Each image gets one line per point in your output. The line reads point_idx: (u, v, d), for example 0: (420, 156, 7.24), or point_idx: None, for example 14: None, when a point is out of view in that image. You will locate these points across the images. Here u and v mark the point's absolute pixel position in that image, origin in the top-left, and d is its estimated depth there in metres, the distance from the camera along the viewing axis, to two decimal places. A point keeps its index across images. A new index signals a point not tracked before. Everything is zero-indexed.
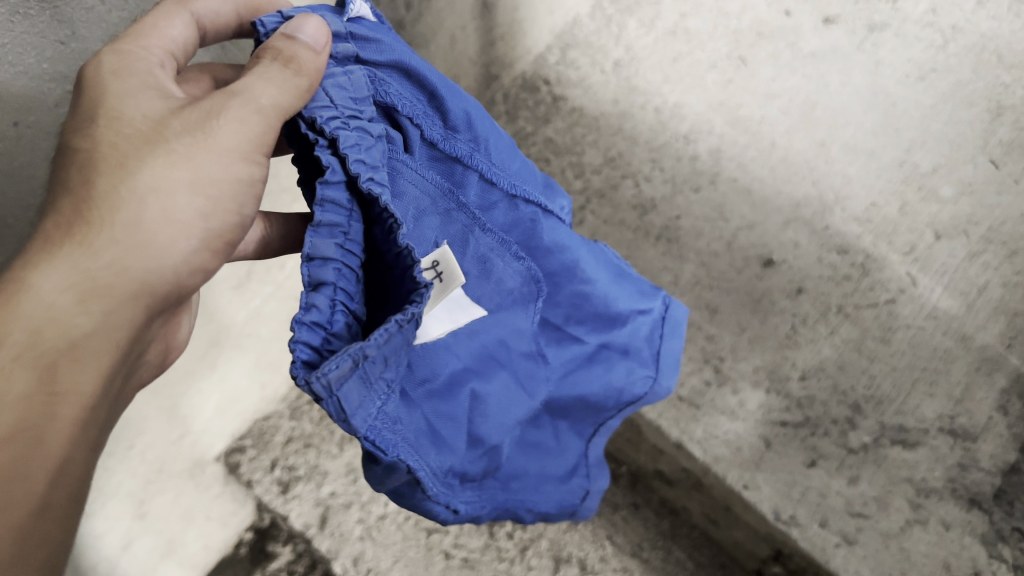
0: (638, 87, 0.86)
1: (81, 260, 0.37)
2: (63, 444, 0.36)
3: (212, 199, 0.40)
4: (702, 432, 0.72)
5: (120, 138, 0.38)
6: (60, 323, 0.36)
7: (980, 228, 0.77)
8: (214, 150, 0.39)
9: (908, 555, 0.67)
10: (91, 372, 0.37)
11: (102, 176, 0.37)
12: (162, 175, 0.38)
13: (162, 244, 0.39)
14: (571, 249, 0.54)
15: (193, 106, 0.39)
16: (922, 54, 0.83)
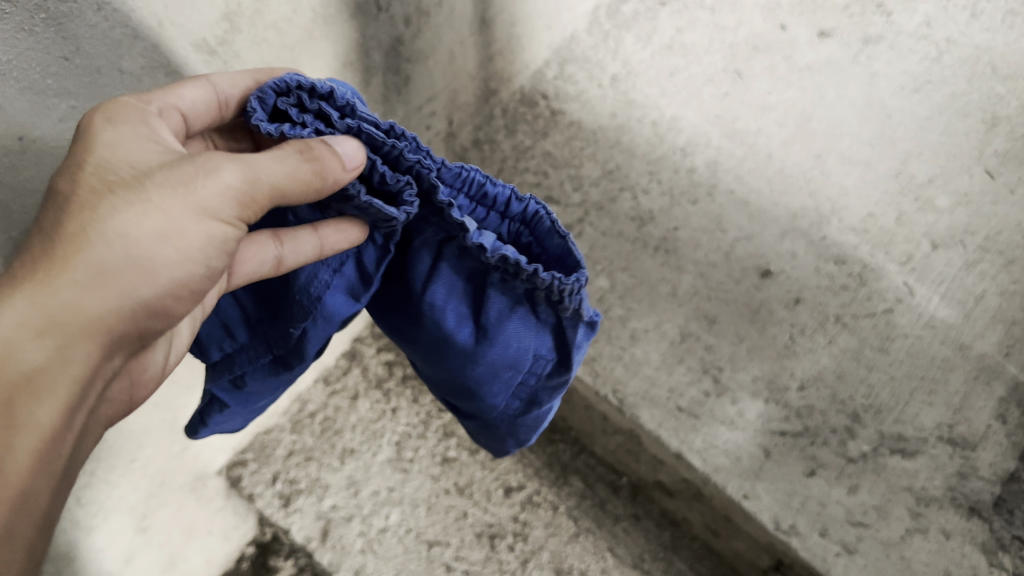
0: (635, 101, 0.86)
1: (42, 297, 0.36)
2: (21, 476, 0.35)
3: (181, 252, 0.39)
4: (701, 443, 0.71)
5: (99, 184, 0.38)
6: (15, 357, 0.35)
7: (977, 238, 0.78)
8: (190, 206, 0.38)
9: (908, 564, 0.66)
10: (49, 405, 0.36)
11: (71, 219, 0.37)
12: (130, 223, 0.37)
13: (127, 289, 0.38)
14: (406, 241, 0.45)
15: (182, 161, 0.38)
16: (916, 67, 0.86)
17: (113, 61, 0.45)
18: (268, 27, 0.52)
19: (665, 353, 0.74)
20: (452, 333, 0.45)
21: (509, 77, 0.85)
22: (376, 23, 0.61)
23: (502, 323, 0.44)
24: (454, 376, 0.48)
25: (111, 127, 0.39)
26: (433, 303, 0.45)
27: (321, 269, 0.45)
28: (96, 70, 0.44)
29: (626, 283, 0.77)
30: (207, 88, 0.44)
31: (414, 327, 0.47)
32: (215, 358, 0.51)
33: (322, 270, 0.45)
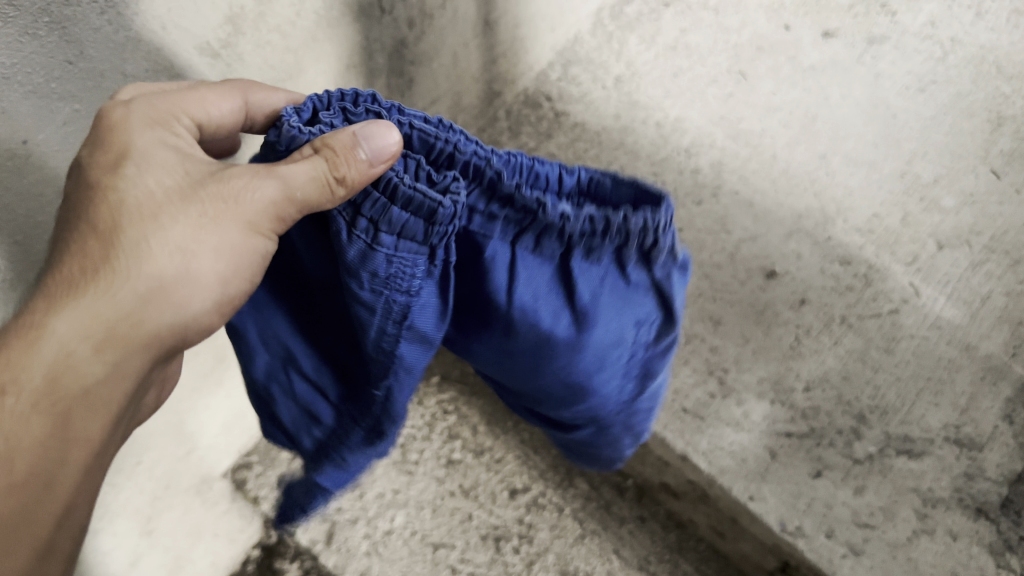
0: (639, 102, 0.86)
1: (102, 309, 0.39)
2: (70, 486, 0.39)
3: (234, 266, 0.40)
4: (707, 444, 0.71)
5: (154, 191, 0.40)
6: (76, 371, 0.39)
7: (983, 238, 0.78)
8: (240, 221, 0.39)
9: (915, 565, 0.66)
10: (102, 418, 0.40)
11: (131, 227, 0.39)
12: (190, 235, 0.39)
13: (179, 302, 0.40)
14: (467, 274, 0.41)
15: (229, 174, 0.40)
16: (921, 67, 0.86)
17: (116, 64, 0.45)
18: (273, 30, 0.52)
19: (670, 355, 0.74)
20: (550, 332, 0.39)
21: (512, 79, 0.85)
22: (380, 25, 0.61)
23: (601, 303, 0.38)
24: (560, 386, 0.42)
25: (153, 136, 0.40)
26: (523, 306, 0.39)
27: (387, 323, 0.40)
28: (99, 73, 0.44)
29: None
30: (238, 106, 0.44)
31: (509, 350, 0.42)
32: (308, 443, 0.52)
33: (387, 325, 0.40)
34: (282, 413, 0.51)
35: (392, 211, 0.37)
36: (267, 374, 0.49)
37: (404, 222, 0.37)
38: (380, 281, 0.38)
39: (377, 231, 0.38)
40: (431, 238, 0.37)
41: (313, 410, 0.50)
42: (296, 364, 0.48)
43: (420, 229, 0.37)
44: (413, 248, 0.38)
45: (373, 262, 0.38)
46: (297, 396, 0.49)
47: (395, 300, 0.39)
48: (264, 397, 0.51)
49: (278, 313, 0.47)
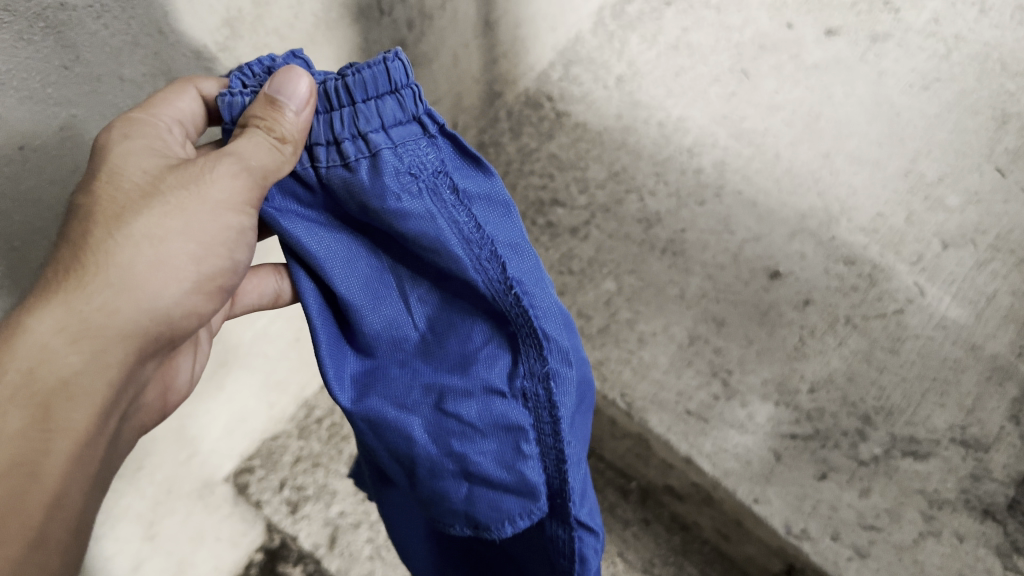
0: (641, 102, 0.86)
1: (74, 304, 0.39)
2: (57, 476, 0.38)
3: (203, 245, 0.42)
4: (711, 446, 0.70)
5: (119, 192, 0.40)
6: (54, 362, 0.38)
7: (989, 237, 0.77)
8: (203, 202, 0.41)
9: (922, 567, 0.65)
10: (84, 408, 0.39)
11: (98, 228, 0.40)
12: (157, 225, 0.40)
13: (155, 287, 0.41)
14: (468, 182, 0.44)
15: (186, 163, 0.41)
16: (924, 64, 0.85)
17: (113, 69, 0.44)
18: (271, 34, 0.52)
19: (674, 356, 0.74)
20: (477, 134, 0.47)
21: (514, 80, 0.84)
22: (379, 27, 0.60)
23: None
24: None
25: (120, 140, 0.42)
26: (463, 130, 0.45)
27: (455, 215, 0.42)
28: (96, 78, 0.44)
29: (633, 285, 0.77)
30: (197, 97, 0.44)
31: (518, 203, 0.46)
32: (537, 474, 0.44)
33: (454, 213, 0.42)
34: (492, 471, 0.44)
35: (361, 104, 0.41)
36: (434, 437, 0.44)
37: (376, 106, 0.41)
38: (409, 174, 0.41)
39: (363, 132, 0.41)
40: (407, 106, 0.42)
41: (506, 422, 0.43)
42: (442, 387, 0.44)
43: (393, 103, 0.41)
44: (403, 127, 0.42)
45: (389, 160, 0.41)
46: (482, 424, 0.44)
47: (433, 186, 0.42)
48: (460, 471, 0.44)
49: (384, 364, 0.46)
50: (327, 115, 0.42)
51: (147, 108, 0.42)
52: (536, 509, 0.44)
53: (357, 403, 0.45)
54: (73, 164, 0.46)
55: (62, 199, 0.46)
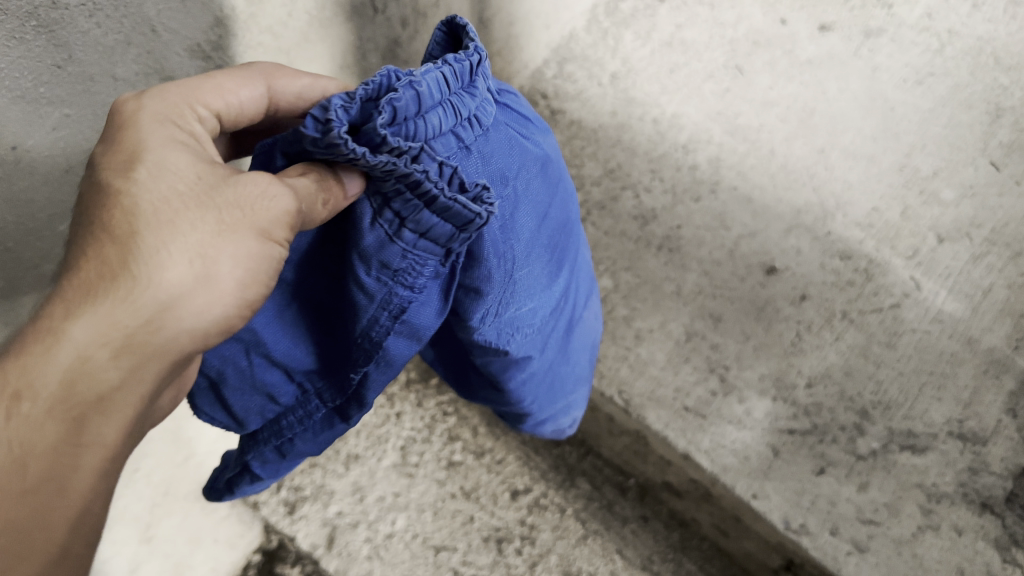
0: (635, 98, 0.85)
1: (119, 317, 0.34)
2: (84, 491, 0.35)
3: (255, 275, 0.36)
4: (709, 443, 0.71)
5: (172, 190, 0.35)
6: (91, 379, 0.34)
7: (983, 231, 0.77)
8: (257, 229, 0.36)
9: (920, 561, 0.67)
10: (117, 424, 0.35)
11: (148, 231, 0.34)
12: (212, 243, 0.35)
13: (201, 308, 0.36)
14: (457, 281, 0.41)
15: (247, 173, 0.36)
16: (918, 59, 0.84)
17: (107, 68, 0.44)
18: (264, 31, 0.52)
19: (671, 353, 0.74)
20: (532, 250, 0.44)
21: (507, 77, 0.84)
22: (373, 25, 0.60)
23: (544, 220, 0.45)
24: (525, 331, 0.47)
25: (164, 130, 0.36)
26: (516, 255, 0.42)
27: (382, 316, 0.40)
28: (89, 77, 0.43)
29: (630, 282, 0.77)
30: (265, 94, 0.42)
31: (499, 326, 0.44)
32: (256, 426, 0.48)
33: (382, 317, 0.40)
34: (231, 404, 0.47)
35: (425, 211, 0.36)
36: (221, 354, 0.44)
37: (430, 223, 0.36)
38: (389, 270, 0.38)
39: (403, 220, 0.37)
40: (452, 242, 0.37)
41: (272, 392, 0.46)
42: (261, 342, 0.44)
43: (446, 233, 0.37)
44: (430, 246, 0.37)
45: (390, 252, 0.37)
46: (256, 381, 0.45)
47: (396, 291, 0.39)
48: (212, 382, 0.46)
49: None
50: (401, 189, 0.36)
51: (189, 90, 0.38)
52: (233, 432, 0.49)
53: None
54: (67, 164, 0.46)
55: (55, 198, 0.47)
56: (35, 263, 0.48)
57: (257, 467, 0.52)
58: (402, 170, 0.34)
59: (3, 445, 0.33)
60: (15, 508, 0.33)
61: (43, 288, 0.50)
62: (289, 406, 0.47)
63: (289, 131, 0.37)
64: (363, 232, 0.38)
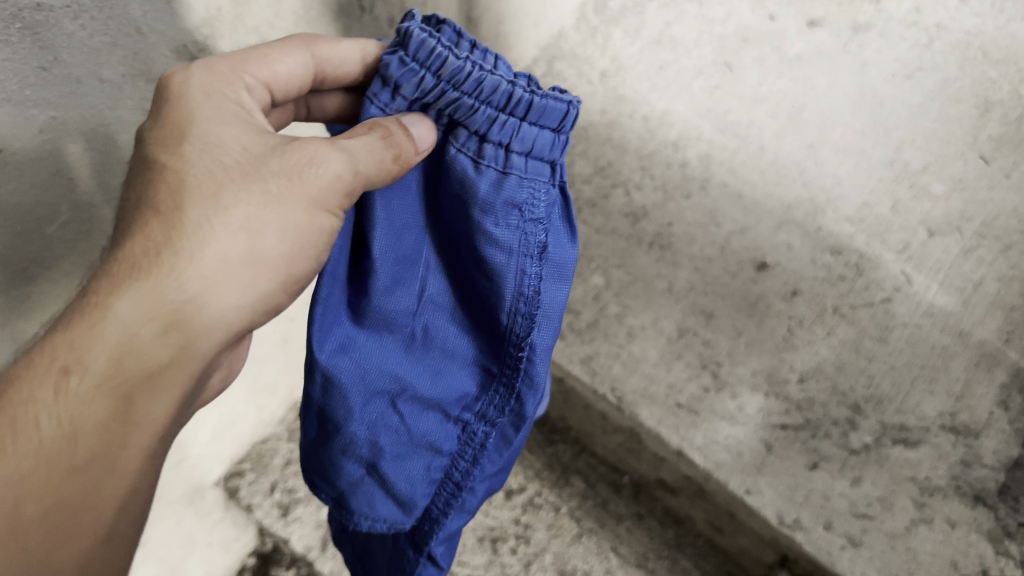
0: (625, 96, 0.84)
1: (166, 291, 0.40)
2: (132, 471, 0.41)
3: (297, 246, 0.44)
4: (702, 439, 0.72)
5: (215, 169, 0.42)
6: (139, 353, 0.40)
7: (973, 224, 0.77)
8: (306, 198, 0.43)
9: (914, 554, 0.67)
10: (163, 402, 0.41)
11: (193, 208, 0.41)
12: (254, 214, 0.42)
13: (243, 284, 0.43)
14: (556, 232, 0.49)
15: (289, 151, 0.44)
16: (907, 54, 0.83)
17: (92, 70, 0.44)
18: (251, 32, 0.52)
19: (663, 350, 0.75)
20: None
21: None
22: (361, 25, 0.60)
23: None
24: None
25: (207, 109, 0.44)
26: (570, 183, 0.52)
27: (527, 265, 0.48)
28: (75, 79, 0.43)
29: (621, 279, 0.78)
30: (309, 60, 0.49)
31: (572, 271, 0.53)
32: (422, 501, 0.54)
33: (528, 264, 0.47)
34: (398, 482, 0.52)
35: (524, 125, 0.46)
36: (371, 426, 0.50)
37: (534, 135, 0.46)
38: (517, 209, 0.47)
39: (510, 147, 0.46)
40: (551, 150, 0.47)
41: (434, 443, 0.53)
42: (406, 388, 0.50)
43: (547, 141, 0.47)
44: (536, 164, 0.47)
45: (508, 185, 0.46)
46: (416, 434, 0.51)
47: (528, 231, 0.47)
48: (369, 459, 0.51)
49: (366, 338, 0.49)
50: (495, 113, 0.45)
51: (239, 66, 0.46)
52: (404, 522, 0.54)
53: (330, 361, 0.47)
54: (55, 166, 0.46)
55: (43, 201, 0.46)
56: (23, 268, 0.48)
57: (439, 550, 0.58)
58: (494, 82, 0.44)
59: (54, 419, 0.38)
60: (66, 483, 0.38)
61: (33, 295, 0.50)
62: (453, 453, 0.54)
63: (377, 88, 0.46)
64: (482, 188, 0.46)
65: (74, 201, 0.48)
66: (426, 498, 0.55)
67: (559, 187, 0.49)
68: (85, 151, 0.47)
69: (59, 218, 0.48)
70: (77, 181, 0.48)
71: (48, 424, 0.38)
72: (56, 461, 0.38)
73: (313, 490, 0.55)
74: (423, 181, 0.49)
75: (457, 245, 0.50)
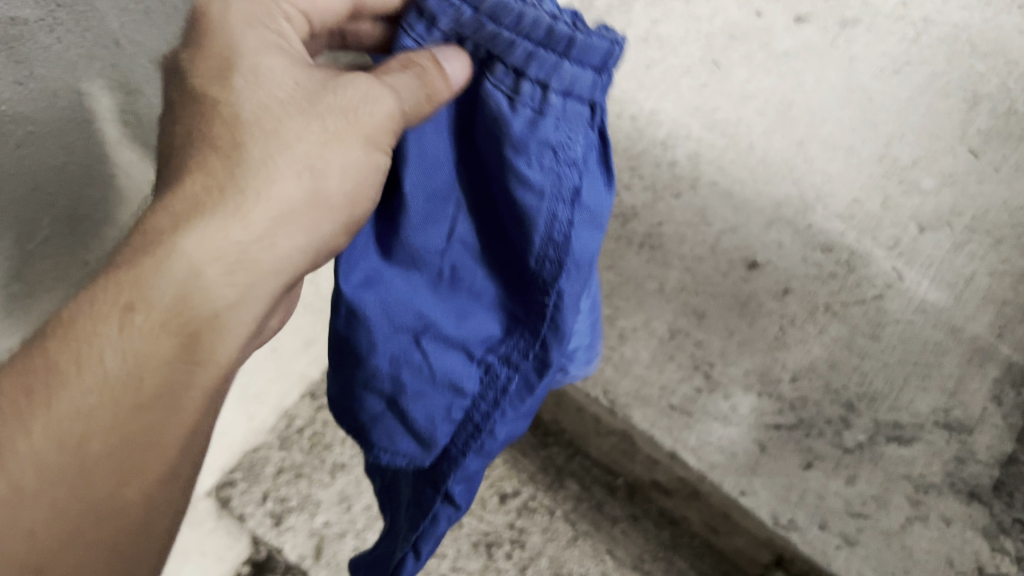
0: (613, 95, 0.81)
1: (233, 230, 0.40)
2: (196, 407, 0.39)
3: (357, 184, 0.44)
4: (695, 440, 0.73)
5: (269, 104, 0.42)
6: (206, 293, 0.39)
7: (964, 219, 0.75)
8: (362, 136, 0.43)
9: (910, 552, 0.69)
10: (231, 342, 0.40)
11: (254, 146, 0.41)
12: (315, 152, 0.42)
13: (307, 224, 0.43)
14: (593, 174, 0.46)
15: (339, 87, 0.44)
16: (895, 48, 0.81)
17: (71, 82, 0.43)
18: None
19: (655, 351, 0.76)
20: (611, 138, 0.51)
21: None
22: None
23: None
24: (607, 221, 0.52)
25: (253, 41, 0.43)
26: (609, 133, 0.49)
27: (559, 208, 0.45)
28: (53, 93, 0.43)
29: (612, 281, 0.78)
30: None
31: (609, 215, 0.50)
32: (445, 439, 0.52)
33: (560, 209, 0.45)
34: (418, 419, 0.51)
35: (564, 61, 0.43)
36: (392, 360, 0.49)
37: (573, 75, 0.44)
38: (551, 150, 0.44)
39: (547, 86, 0.44)
40: (592, 92, 0.45)
41: (456, 383, 0.50)
42: (430, 324, 0.48)
43: (588, 82, 0.44)
44: (575, 105, 0.44)
45: (544, 126, 0.44)
46: (437, 372, 0.49)
47: (562, 173, 0.44)
48: (392, 394, 0.50)
49: (394, 275, 0.48)
50: (533, 48, 0.43)
51: None
52: (424, 460, 0.53)
53: (354, 295, 0.48)
54: (33, 182, 0.45)
55: (22, 217, 0.46)
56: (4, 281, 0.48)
57: (458, 493, 0.53)
58: (531, 16, 0.42)
59: (117, 355, 0.37)
60: (133, 416, 0.37)
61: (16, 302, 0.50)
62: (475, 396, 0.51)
63: (412, 17, 0.45)
64: (516, 126, 0.44)
65: (55, 214, 0.48)
66: (447, 438, 0.52)
67: (598, 129, 0.47)
68: (64, 165, 0.46)
69: (39, 234, 0.47)
70: (57, 197, 0.47)
71: (113, 359, 0.37)
72: (121, 399, 0.37)
73: (338, 423, 0.55)
74: (457, 120, 0.47)
75: (490, 187, 0.47)
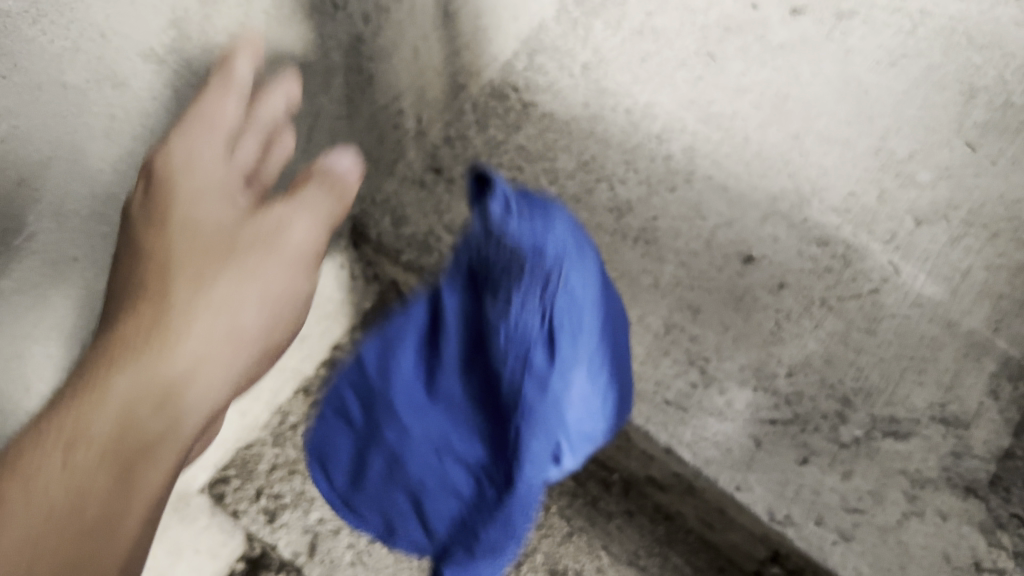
0: (608, 89, 0.81)
1: (162, 368, 0.46)
2: (132, 537, 0.42)
3: (272, 312, 0.53)
4: (691, 436, 0.71)
5: (181, 250, 0.50)
6: (138, 430, 0.44)
7: (960, 212, 0.75)
8: (287, 263, 0.53)
9: (906, 548, 0.68)
10: (161, 470, 0.45)
11: (181, 291, 0.49)
12: (233, 291, 0.51)
13: (210, 371, 0.49)
14: (535, 343, 0.50)
15: (258, 223, 0.52)
16: (891, 41, 0.81)
17: (55, 74, 0.43)
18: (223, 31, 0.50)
19: (651, 346, 0.73)
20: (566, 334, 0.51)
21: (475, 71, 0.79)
22: (334, 22, 0.56)
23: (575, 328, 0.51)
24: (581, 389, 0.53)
25: (196, 189, 0.51)
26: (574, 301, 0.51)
27: (511, 359, 0.51)
28: (37, 85, 0.42)
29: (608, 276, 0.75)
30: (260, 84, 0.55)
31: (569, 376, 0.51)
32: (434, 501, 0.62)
33: (513, 367, 0.51)
34: (414, 473, 0.62)
35: (518, 246, 0.49)
36: (398, 436, 0.61)
37: (520, 251, 0.49)
38: (508, 324, 0.50)
39: (506, 240, 0.49)
40: (547, 272, 0.49)
41: (441, 451, 0.60)
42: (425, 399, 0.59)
43: (535, 257, 0.49)
44: (526, 289, 0.49)
45: (503, 293, 0.50)
46: (423, 447, 0.60)
47: (518, 335, 0.50)
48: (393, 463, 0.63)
49: (399, 351, 0.59)
50: (498, 225, 0.49)
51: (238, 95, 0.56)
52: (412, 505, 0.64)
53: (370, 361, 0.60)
54: (19, 176, 0.45)
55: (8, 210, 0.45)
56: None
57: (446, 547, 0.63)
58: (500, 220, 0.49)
59: (61, 491, 0.40)
60: (72, 543, 0.40)
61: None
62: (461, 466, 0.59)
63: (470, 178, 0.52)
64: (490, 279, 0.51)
65: (40, 210, 0.48)
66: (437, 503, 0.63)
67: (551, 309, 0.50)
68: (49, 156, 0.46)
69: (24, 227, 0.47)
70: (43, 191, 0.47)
71: (54, 494, 0.40)
72: (61, 526, 0.40)
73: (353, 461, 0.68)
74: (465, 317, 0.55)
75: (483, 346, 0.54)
